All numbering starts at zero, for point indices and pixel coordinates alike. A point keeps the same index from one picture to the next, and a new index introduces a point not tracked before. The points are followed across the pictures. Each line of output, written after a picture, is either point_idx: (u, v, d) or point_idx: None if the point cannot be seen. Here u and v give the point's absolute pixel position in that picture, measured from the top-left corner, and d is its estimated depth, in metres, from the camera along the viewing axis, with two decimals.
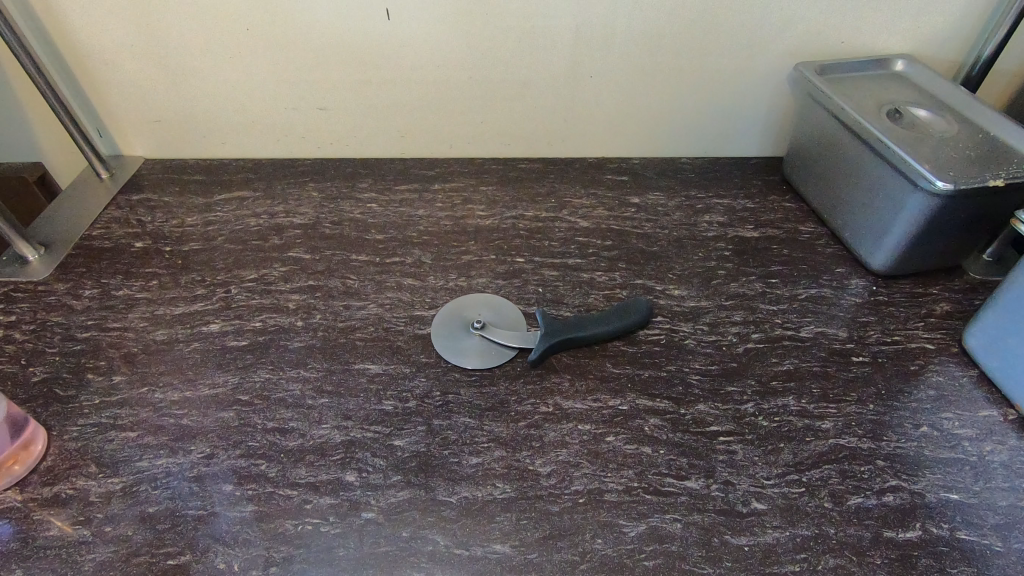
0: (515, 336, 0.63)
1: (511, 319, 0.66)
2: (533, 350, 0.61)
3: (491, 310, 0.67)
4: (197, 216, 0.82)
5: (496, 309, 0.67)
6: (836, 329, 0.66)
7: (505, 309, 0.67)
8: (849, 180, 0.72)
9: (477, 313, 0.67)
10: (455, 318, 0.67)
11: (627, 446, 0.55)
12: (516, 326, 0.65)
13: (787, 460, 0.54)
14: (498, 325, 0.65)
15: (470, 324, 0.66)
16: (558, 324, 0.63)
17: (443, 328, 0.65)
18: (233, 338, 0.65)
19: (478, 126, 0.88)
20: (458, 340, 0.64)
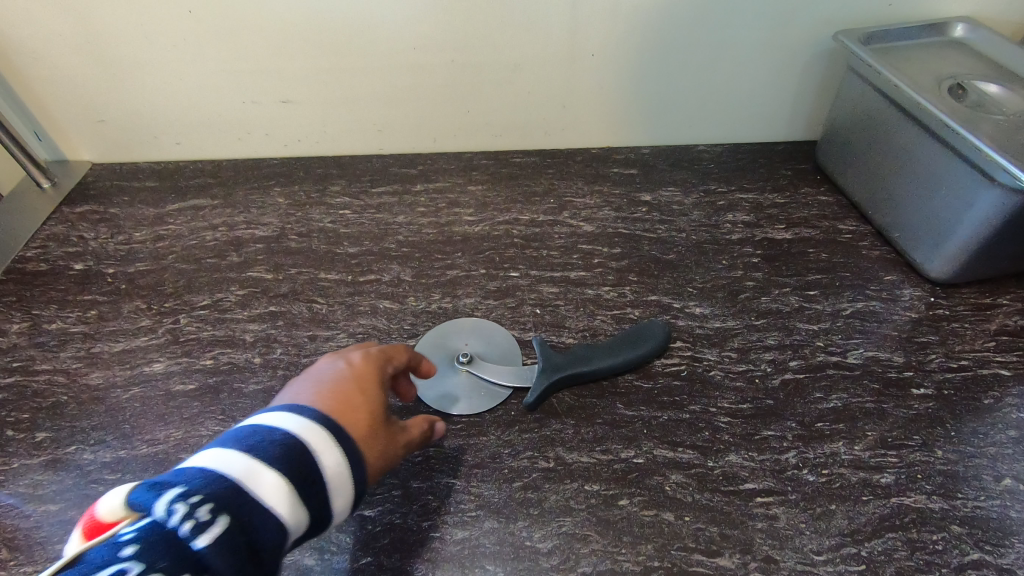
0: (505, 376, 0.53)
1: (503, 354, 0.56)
2: (530, 392, 0.52)
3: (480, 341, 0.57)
4: (146, 230, 0.72)
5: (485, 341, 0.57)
6: (890, 353, 0.55)
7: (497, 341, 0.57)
8: (901, 170, 0.61)
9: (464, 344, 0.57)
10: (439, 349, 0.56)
11: (643, 512, 0.45)
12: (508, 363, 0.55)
13: (840, 528, 0.44)
14: (487, 359, 0.55)
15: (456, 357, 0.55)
16: (558, 360, 0.53)
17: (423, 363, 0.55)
18: (179, 381, 0.56)
19: (465, 116, 0.77)
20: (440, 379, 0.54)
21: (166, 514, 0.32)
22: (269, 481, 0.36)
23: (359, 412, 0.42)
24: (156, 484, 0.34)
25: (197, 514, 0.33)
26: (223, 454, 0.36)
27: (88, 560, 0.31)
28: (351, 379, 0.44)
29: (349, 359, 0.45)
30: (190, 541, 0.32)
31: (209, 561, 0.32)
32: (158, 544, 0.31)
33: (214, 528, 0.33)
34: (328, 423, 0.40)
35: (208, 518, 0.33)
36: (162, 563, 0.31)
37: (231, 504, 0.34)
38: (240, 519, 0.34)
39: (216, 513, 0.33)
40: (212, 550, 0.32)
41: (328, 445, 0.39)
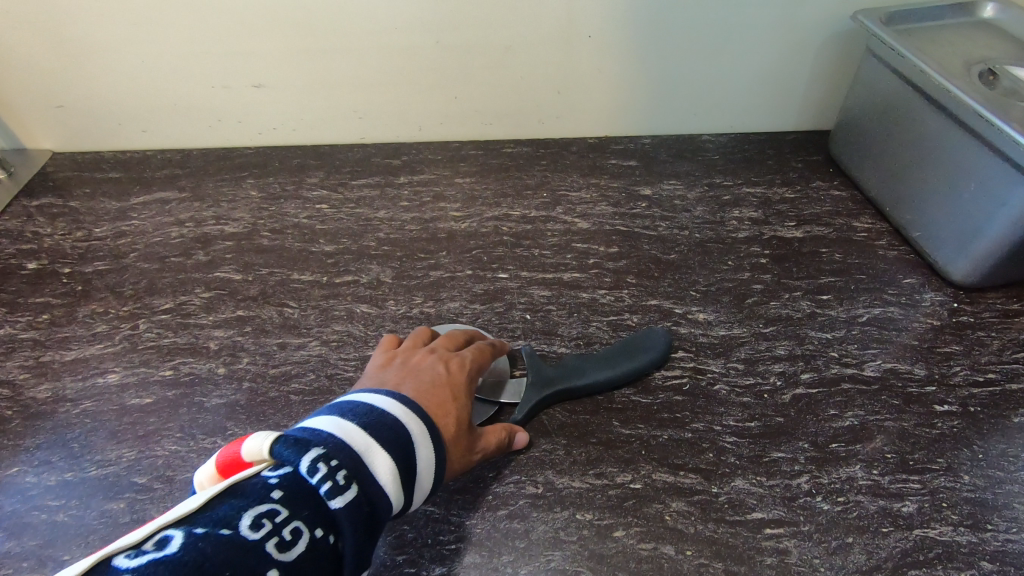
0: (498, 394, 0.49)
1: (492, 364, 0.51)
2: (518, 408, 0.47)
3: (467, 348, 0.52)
4: (107, 225, 0.67)
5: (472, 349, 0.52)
6: (910, 365, 0.51)
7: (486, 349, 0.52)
8: (925, 164, 0.55)
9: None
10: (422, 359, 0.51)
11: (640, 545, 0.41)
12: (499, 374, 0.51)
13: (857, 564, 0.40)
14: None
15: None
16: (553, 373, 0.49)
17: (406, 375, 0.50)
18: (136, 394, 0.51)
19: (452, 102, 0.71)
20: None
21: (310, 470, 0.32)
22: (382, 461, 0.35)
23: (448, 414, 0.42)
24: (298, 438, 0.34)
25: (336, 477, 0.33)
26: (344, 423, 0.36)
27: (242, 493, 0.31)
28: (444, 383, 0.44)
29: (448, 362, 0.45)
30: (326, 501, 0.32)
31: (340, 524, 0.32)
32: (301, 495, 0.31)
33: (349, 492, 0.33)
34: (427, 422, 0.40)
35: (344, 482, 0.33)
36: (305, 512, 0.31)
37: (359, 471, 0.34)
38: (356, 479, 0.33)
39: (351, 480, 0.33)
40: (345, 515, 0.32)
41: (423, 442, 0.38)
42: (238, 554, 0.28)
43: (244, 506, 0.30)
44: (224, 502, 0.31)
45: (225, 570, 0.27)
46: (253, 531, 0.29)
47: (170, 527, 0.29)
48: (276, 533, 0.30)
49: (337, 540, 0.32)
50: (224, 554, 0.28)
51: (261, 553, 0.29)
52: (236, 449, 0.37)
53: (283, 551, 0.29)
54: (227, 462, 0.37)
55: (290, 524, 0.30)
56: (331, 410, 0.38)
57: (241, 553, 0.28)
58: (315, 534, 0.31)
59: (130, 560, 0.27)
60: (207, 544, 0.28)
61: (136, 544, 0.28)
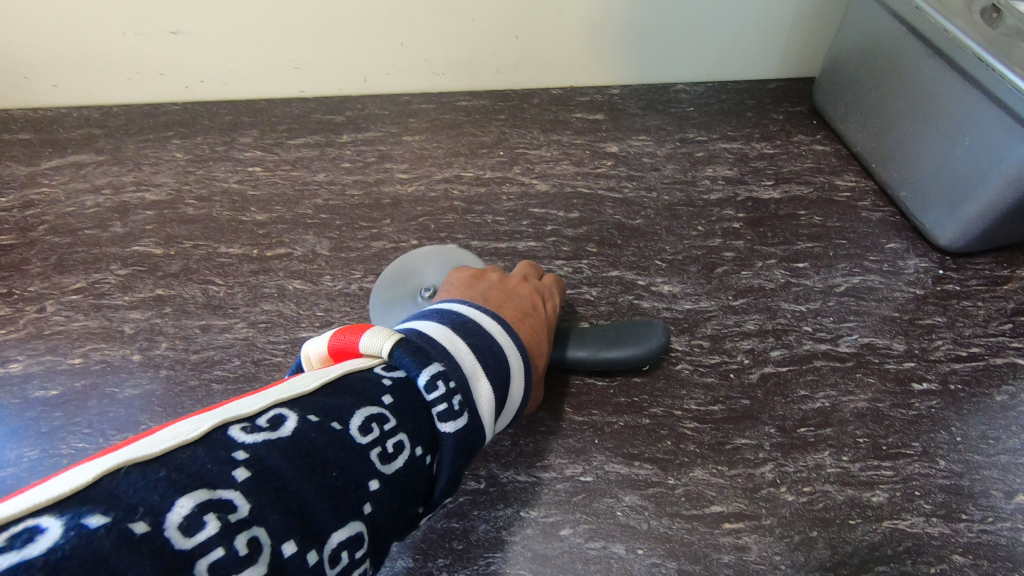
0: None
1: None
2: None
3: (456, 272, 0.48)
4: (14, 194, 0.60)
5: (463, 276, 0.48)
6: (888, 340, 0.47)
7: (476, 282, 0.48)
8: (914, 117, 0.50)
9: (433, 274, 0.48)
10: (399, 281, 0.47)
11: (589, 544, 0.38)
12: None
13: (820, 560, 0.37)
14: None
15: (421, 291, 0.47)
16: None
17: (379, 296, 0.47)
18: (40, 386, 0.46)
19: (397, 49, 0.63)
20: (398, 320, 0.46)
21: (429, 385, 0.29)
22: (488, 391, 0.32)
23: (542, 348, 0.40)
24: (417, 347, 0.30)
25: (450, 402, 0.29)
26: (455, 341, 0.33)
27: (353, 388, 0.28)
28: (539, 316, 0.41)
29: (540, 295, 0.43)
30: (437, 420, 0.29)
31: (443, 449, 0.29)
32: (415, 407, 0.28)
33: (460, 419, 0.30)
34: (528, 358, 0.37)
35: (458, 408, 0.30)
36: (415, 427, 0.28)
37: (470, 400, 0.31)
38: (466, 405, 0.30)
39: (464, 407, 0.30)
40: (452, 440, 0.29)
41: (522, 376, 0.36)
42: (347, 459, 0.25)
43: (357, 404, 0.27)
44: (336, 393, 0.27)
45: (335, 472, 0.24)
46: (363, 436, 0.26)
47: (282, 407, 0.25)
48: (383, 444, 0.26)
49: (434, 461, 0.29)
50: (337, 456, 0.24)
51: (370, 462, 0.25)
52: (347, 333, 0.32)
53: (389, 465, 0.26)
54: (329, 345, 0.32)
55: (396, 436, 0.27)
56: (438, 319, 0.35)
57: (350, 458, 0.25)
58: (418, 453, 0.28)
59: (243, 435, 0.23)
60: (323, 439, 0.24)
61: (248, 418, 0.24)
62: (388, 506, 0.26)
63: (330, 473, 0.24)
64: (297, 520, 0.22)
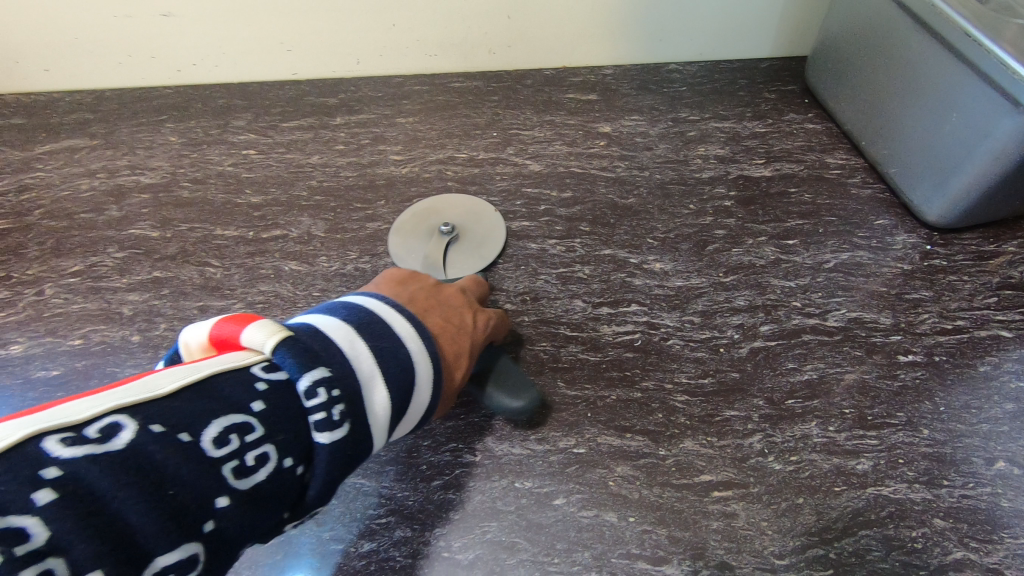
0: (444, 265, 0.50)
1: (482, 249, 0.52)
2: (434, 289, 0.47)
3: (479, 221, 0.54)
4: (9, 178, 0.60)
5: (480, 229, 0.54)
6: (876, 314, 0.47)
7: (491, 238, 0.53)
8: (904, 93, 0.50)
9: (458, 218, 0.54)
10: (428, 215, 0.55)
11: (582, 513, 0.39)
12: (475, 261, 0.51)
13: (806, 526, 0.38)
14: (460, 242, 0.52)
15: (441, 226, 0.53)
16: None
17: (407, 222, 0.54)
18: (42, 367, 0.47)
19: (389, 31, 0.63)
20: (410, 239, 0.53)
21: (310, 391, 0.29)
22: (381, 399, 0.32)
23: (465, 362, 0.39)
24: (303, 350, 0.30)
25: (332, 412, 0.29)
26: (355, 343, 0.33)
27: (219, 393, 0.27)
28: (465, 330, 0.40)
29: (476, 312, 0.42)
30: (313, 430, 0.29)
31: (318, 460, 0.29)
32: (287, 416, 0.28)
33: (340, 430, 0.29)
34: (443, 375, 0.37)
35: (339, 419, 0.29)
36: (282, 438, 0.28)
37: (354, 412, 0.30)
38: (350, 414, 0.30)
39: (346, 417, 0.30)
40: (326, 452, 0.29)
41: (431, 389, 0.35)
42: (196, 476, 0.24)
43: (215, 412, 0.26)
44: (193, 398, 0.26)
45: (171, 490, 0.23)
46: (217, 448, 0.25)
47: (119, 414, 0.24)
48: (242, 458, 0.26)
49: (307, 471, 0.29)
50: (181, 474, 0.24)
51: (220, 477, 0.25)
52: (230, 323, 0.32)
53: (245, 481, 0.26)
54: (211, 334, 0.32)
55: (260, 448, 0.27)
56: (342, 317, 0.34)
57: (188, 474, 0.24)
58: (286, 464, 0.28)
59: (59, 450, 0.22)
60: (165, 455, 0.24)
61: (77, 427, 0.23)
62: (238, 524, 0.25)
63: (165, 492, 0.23)
64: (107, 543, 0.21)
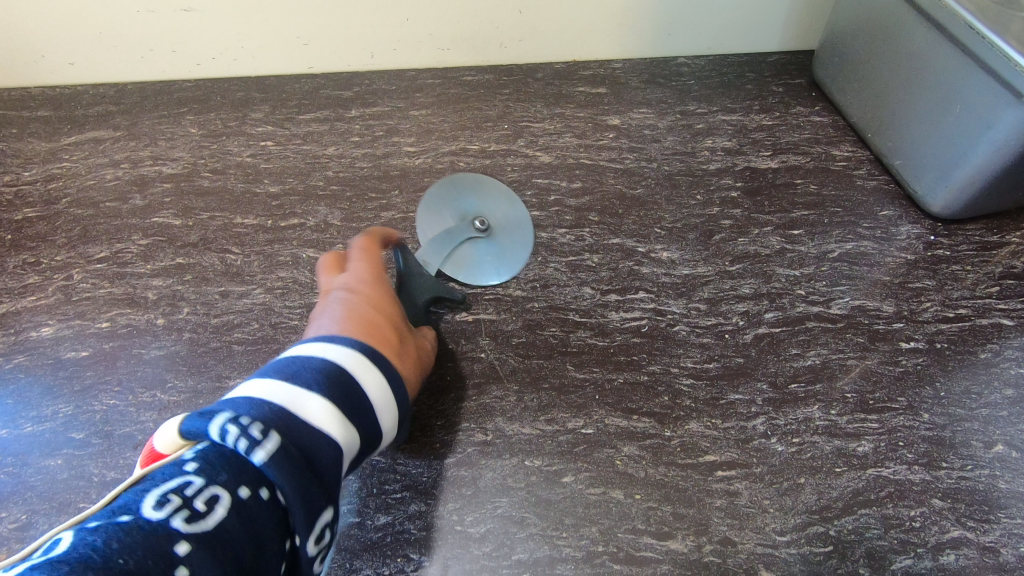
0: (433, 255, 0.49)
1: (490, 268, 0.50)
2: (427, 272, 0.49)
3: (511, 231, 0.51)
4: (36, 168, 0.62)
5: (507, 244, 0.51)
6: (879, 302, 0.48)
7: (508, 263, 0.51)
8: (908, 85, 0.51)
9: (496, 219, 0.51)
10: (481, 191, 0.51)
11: (590, 490, 0.40)
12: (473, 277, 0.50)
13: (807, 504, 0.39)
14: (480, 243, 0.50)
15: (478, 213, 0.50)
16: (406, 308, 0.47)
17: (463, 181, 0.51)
18: (71, 348, 0.49)
19: (404, 25, 0.65)
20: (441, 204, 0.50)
21: (222, 433, 0.28)
22: (311, 403, 0.32)
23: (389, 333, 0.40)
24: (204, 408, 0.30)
25: (251, 433, 0.28)
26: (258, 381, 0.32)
27: (149, 477, 0.27)
28: (366, 304, 0.41)
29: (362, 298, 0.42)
30: (248, 458, 0.28)
31: (274, 477, 0.28)
32: (221, 460, 0.28)
33: (271, 441, 0.29)
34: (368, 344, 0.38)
35: (262, 434, 0.29)
36: (224, 476, 0.27)
37: (283, 420, 0.30)
38: (283, 425, 0.30)
39: (270, 430, 0.29)
40: (274, 465, 0.28)
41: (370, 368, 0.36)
42: (144, 537, 0.24)
43: (150, 488, 0.27)
44: (128, 490, 0.27)
45: (121, 558, 0.23)
46: (157, 512, 0.26)
47: (68, 529, 0.25)
48: (190, 507, 0.26)
49: (275, 493, 0.29)
50: (128, 543, 0.24)
51: (170, 530, 0.25)
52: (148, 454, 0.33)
53: (201, 524, 0.26)
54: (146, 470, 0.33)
55: (205, 493, 0.27)
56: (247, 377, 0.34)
57: (142, 538, 0.24)
58: (241, 494, 0.27)
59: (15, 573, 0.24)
60: (103, 537, 0.24)
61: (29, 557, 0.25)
62: (212, 564, 0.25)
63: (116, 561, 0.23)
64: None
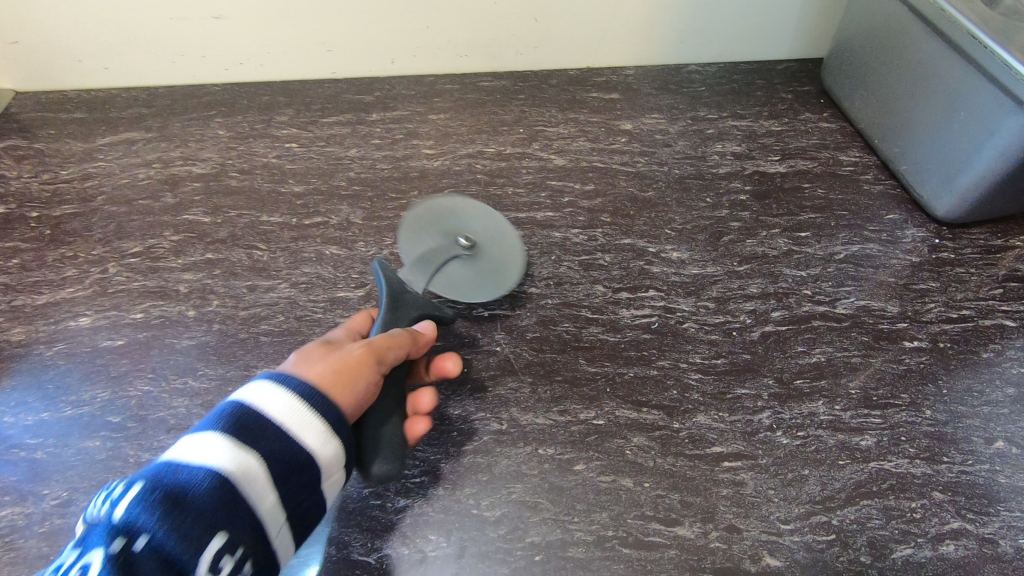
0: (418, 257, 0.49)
1: (480, 277, 0.50)
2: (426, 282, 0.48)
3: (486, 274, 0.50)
4: (73, 167, 0.65)
5: (495, 253, 0.51)
6: (884, 302, 0.50)
7: (500, 271, 0.51)
8: (913, 93, 0.53)
9: (482, 225, 0.51)
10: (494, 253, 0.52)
11: (600, 478, 0.42)
12: (463, 287, 0.50)
13: (811, 495, 0.41)
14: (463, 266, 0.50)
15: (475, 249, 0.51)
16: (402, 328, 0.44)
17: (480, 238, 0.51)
18: (108, 337, 0.51)
19: (424, 32, 0.67)
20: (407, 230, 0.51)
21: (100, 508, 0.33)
22: (188, 448, 0.35)
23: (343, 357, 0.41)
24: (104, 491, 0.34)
25: (113, 498, 0.32)
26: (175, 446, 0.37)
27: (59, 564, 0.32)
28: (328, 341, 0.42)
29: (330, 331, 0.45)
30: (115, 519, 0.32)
31: (141, 526, 0.31)
32: (97, 530, 0.32)
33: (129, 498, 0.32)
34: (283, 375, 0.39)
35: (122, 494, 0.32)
36: (95, 542, 0.31)
37: (157, 475, 0.34)
38: (154, 479, 0.33)
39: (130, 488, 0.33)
40: (133, 516, 0.31)
41: (270, 394, 0.38)
42: None
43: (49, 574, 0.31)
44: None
45: None
46: None
47: None
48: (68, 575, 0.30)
49: (150, 537, 0.31)
50: None
51: None
52: None
53: None
54: None
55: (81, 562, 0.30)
56: None
57: None
58: (112, 548, 0.30)
59: None
60: None
61: None
62: None
63: None
64: None
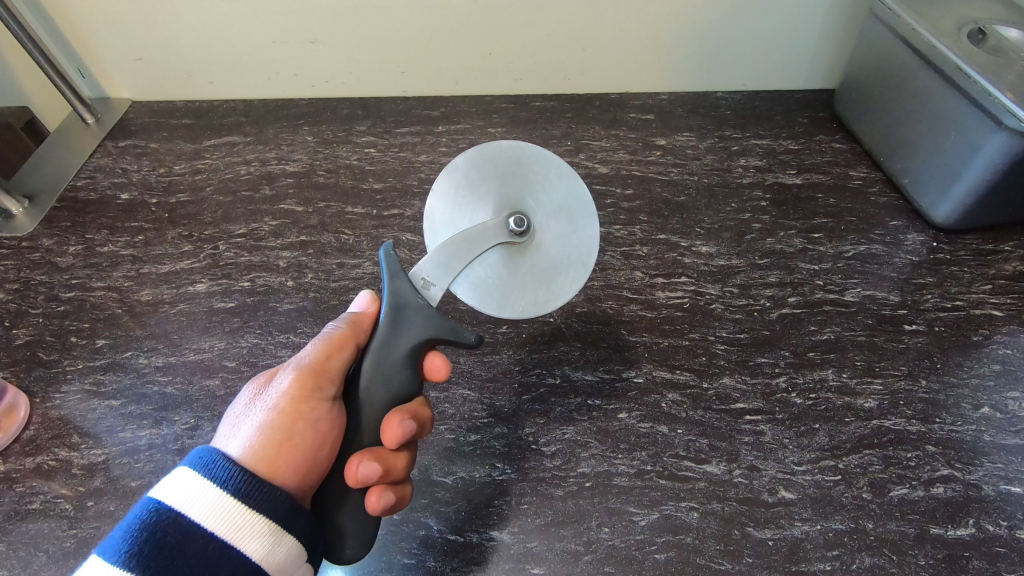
0: (463, 237, 0.45)
1: (523, 279, 0.47)
2: (466, 271, 0.46)
3: (519, 280, 0.47)
4: (185, 164, 0.76)
5: (554, 249, 0.47)
6: (886, 292, 0.58)
7: (553, 273, 0.47)
8: (914, 116, 0.61)
9: (553, 216, 0.47)
10: (545, 257, 0.47)
11: (640, 424, 0.50)
12: (497, 287, 0.47)
13: (821, 444, 0.48)
14: (504, 261, 0.47)
15: (528, 244, 0.47)
16: (392, 361, 0.43)
17: (545, 226, 0.47)
18: (221, 299, 0.61)
19: (488, 59, 0.78)
20: (461, 192, 0.47)
21: None
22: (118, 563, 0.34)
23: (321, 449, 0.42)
24: None
25: None
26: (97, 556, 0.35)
27: None
28: (295, 413, 0.42)
29: (289, 369, 0.43)
30: None
31: None
32: None
33: None
34: (223, 470, 0.38)
35: None
36: None
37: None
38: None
39: None
40: None
41: (209, 496, 0.37)
42: None
43: None
44: None
45: None
46: None
47: None
48: None
49: None
50: None
51: None
52: None
53: None
54: None
55: None
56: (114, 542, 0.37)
57: None
58: None
59: None
60: None
61: None
62: None
63: None
64: None
